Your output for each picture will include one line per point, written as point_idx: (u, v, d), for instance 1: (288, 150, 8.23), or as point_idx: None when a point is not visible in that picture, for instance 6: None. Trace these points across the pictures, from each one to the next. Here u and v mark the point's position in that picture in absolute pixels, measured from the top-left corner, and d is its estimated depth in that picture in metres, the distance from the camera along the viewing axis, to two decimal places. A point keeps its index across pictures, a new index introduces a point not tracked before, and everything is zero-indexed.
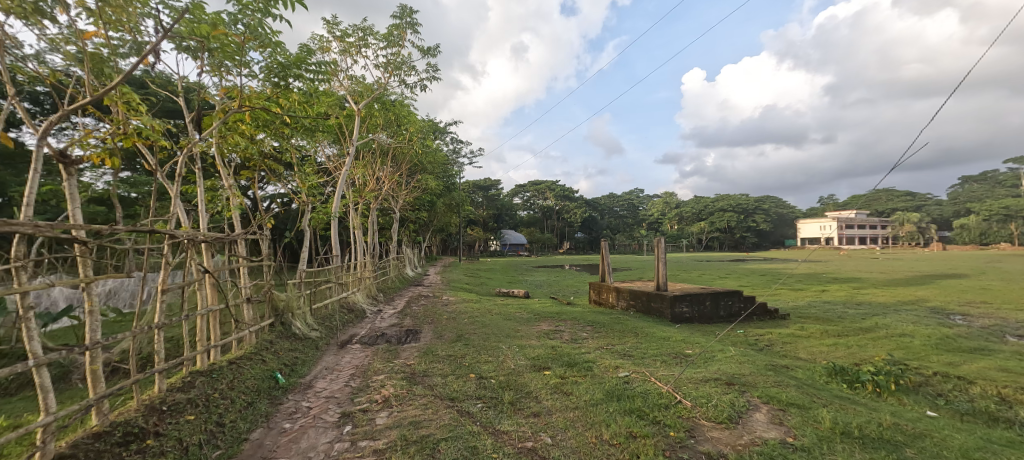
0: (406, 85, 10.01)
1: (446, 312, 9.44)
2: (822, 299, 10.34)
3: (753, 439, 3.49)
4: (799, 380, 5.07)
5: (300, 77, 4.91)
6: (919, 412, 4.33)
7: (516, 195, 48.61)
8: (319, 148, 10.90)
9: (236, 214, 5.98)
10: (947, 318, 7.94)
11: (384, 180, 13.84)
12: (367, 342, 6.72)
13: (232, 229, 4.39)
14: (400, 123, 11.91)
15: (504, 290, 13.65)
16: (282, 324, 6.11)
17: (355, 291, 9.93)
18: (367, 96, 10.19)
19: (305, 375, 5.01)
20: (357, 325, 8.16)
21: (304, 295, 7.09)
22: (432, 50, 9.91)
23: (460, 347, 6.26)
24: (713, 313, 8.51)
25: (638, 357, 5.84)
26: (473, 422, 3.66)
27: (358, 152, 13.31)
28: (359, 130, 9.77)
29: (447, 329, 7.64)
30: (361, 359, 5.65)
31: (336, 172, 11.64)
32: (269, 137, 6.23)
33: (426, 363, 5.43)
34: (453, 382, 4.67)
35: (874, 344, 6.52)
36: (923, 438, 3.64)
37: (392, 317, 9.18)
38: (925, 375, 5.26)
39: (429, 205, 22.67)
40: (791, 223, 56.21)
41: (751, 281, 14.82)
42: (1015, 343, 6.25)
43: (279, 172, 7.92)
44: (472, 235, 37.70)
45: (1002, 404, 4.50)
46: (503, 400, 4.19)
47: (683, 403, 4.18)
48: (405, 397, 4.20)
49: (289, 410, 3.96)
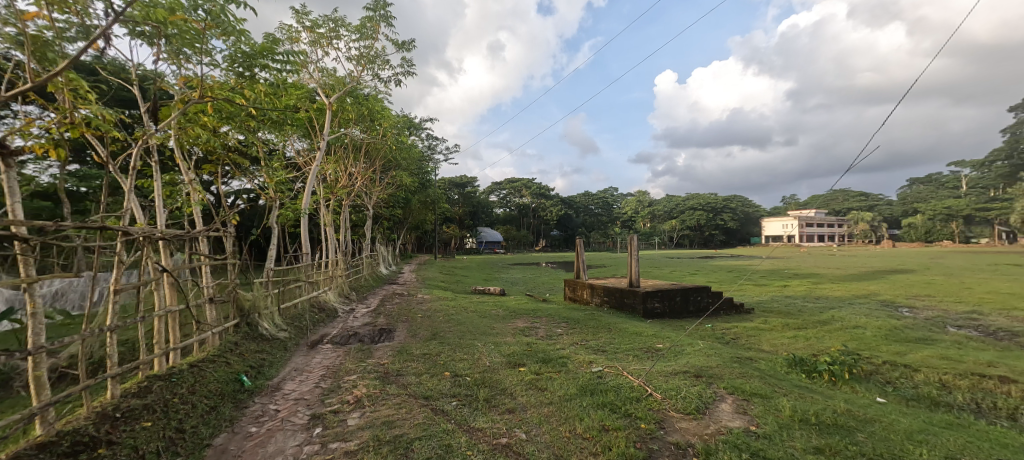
0: (380, 79, 9.93)
1: (420, 311, 9.43)
2: (784, 294, 10.84)
3: (719, 428, 3.68)
4: (761, 371, 5.34)
5: (267, 67, 4.84)
6: (869, 398, 4.64)
7: (492, 193, 48.59)
8: (289, 142, 10.65)
9: (196, 210, 5.78)
10: (896, 310, 8.49)
11: (357, 176, 13.64)
12: (339, 341, 6.65)
13: (192, 226, 4.26)
14: (374, 118, 11.78)
15: (480, 288, 13.66)
16: (249, 325, 5.98)
17: (327, 289, 9.78)
18: (338, 90, 10.04)
19: (274, 376, 4.95)
20: (328, 325, 8.06)
21: (273, 294, 6.96)
22: (406, 44, 9.84)
23: (435, 345, 6.28)
24: (683, 308, 8.81)
25: (611, 352, 6.01)
26: (448, 420, 3.71)
27: (330, 147, 13.07)
28: (330, 124, 9.59)
29: (422, 327, 7.63)
30: (333, 360, 5.61)
31: (306, 167, 11.39)
32: (233, 130, 6.06)
33: (400, 362, 5.43)
34: (426, 381, 4.71)
35: (831, 336, 6.91)
36: (873, 423, 3.92)
37: (366, 316, 9.09)
38: (875, 364, 5.63)
39: (404, 202, 22.47)
40: (757, 222, 58.48)
41: (718, 277, 15.40)
42: (955, 333, 6.75)
43: (245, 167, 7.71)
44: (447, 233, 37.55)
45: (943, 390, 4.87)
46: (477, 397, 4.26)
47: (654, 396, 4.34)
48: (378, 396, 4.21)
49: (256, 413, 3.91)
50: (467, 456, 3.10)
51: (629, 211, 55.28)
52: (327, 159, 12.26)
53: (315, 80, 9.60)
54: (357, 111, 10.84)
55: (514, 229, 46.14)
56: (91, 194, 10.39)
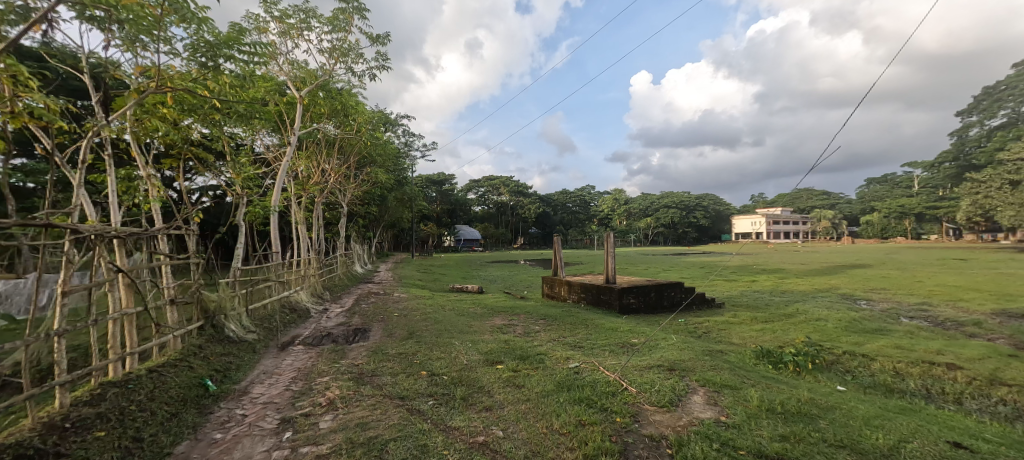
0: (354, 72, 9.79)
1: (397, 310, 9.38)
2: (753, 289, 11.27)
3: (691, 420, 3.84)
4: (730, 363, 5.57)
5: (232, 58, 4.72)
6: (830, 387, 4.91)
7: (470, 190, 48.43)
8: (257, 136, 10.38)
9: (156, 207, 5.61)
10: (854, 303, 8.97)
11: (330, 172, 13.40)
12: (311, 342, 6.58)
13: (149, 225, 4.14)
14: (348, 113, 11.62)
15: (457, 286, 13.65)
16: (214, 327, 5.86)
17: (298, 289, 9.62)
18: (310, 83, 9.75)
19: (241, 379, 4.85)
20: (300, 325, 7.94)
21: (240, 295, 6.81)
22: (381, 38, 9.75)
23: (411, 345, 6.29)
24: (658, 303, 9.06)
25: (588, 348, 6.15)
26: (424, 420, 3.75)
27: (302, 142, 12.81)
28: (301, 118, 9.42)
29: (398, 327, 7.60)
30: (305, 361, 5.55)
31: (275, 163, 11.13)
32: (196, 123, 5.88)
33: (376, 362, 5.44)
34: (403, 381, 4.73)
35: (796, 328, 7.25)
36: (833, 410, 4.17)
37: (340, 316, 9.00)
38: (836, 354, 5.94)
39: (380, 199, 22.20)
40: (727, 219, 60.29)
41: (691, 273, 15.87)
42: (907, 323, 7.19)
43: (210, 162, 7.50)
44: (425, 231, 37.34)
45: (897, 377, 5.19)
46: (454, 396, 4.31)
47: (629, 390, 4.49)
48: (352, 398, 4.22)
49: (221, 419, 3.83)
50: (443, 456, 3.16)
51: (605, 209, 56.10)
52: (298, 155, 12.02)
53: (285, 73, 9.38)
54: (330, 105, 10.67)
55: (492, 227, 46.15)
56: (38, 190, 9.85)
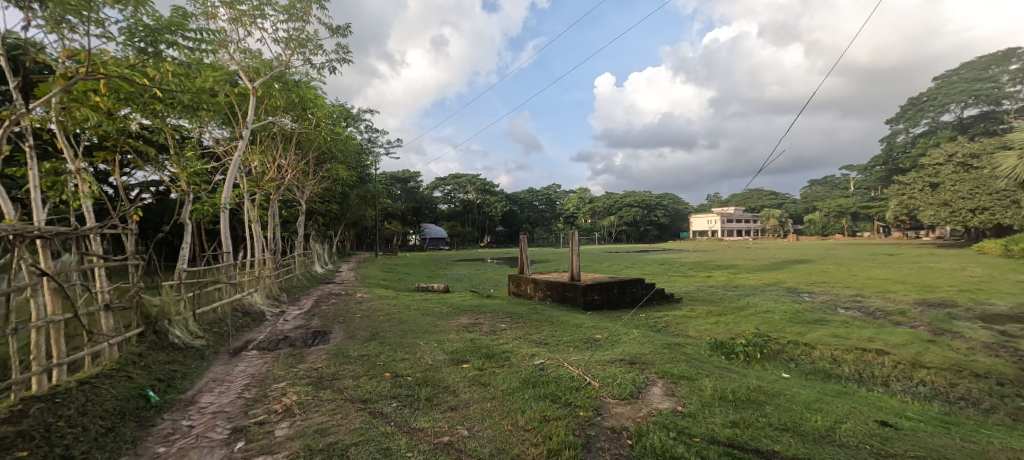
0: (312, 64, 9.54)
1: (359, 311, 9.24)
2: (708, 284, 11.86)
3: (650, 411, 4.07)
4: (687, 355, 5.89)
5: (174, 44, 4.49)
6: (776, 374, 5.30)
7: (435, 188, 47.92)
8: (205, 128, 9.89)
9: (87, 204, 5.29)
10: (798, 295, 9.63)
11: (287, 168, 12.97)
12: (266, 347, 6.41)
13: (79, 224, 3.89)
14: (306, 107, 11.30)
15: (423, 285, 13.62)
16: (156, 334, 5.61)
17: (252, 292, 9.29)
18: (264, 74, 9.31)
19: (188, 388, 4.67)
20: (254, 329, 7.69)
21: (187, 299, 6.55)
22: (341, 29, 9.57)
23: (374, 346, 6.27)
24: (620, 299, 9.39)
25: (553, 345, 6.33)
26: (387, 422, 3.78)
27: (256, 136, 12.33)
28: (254, 111, 9.06)
29: (360, 328, 7.54)
30: (259, 367, 5.42)
31: (226, 158, 10.65)
32: (135, 113, 5.56)
33: (336, 365, 5.39)
34: (365, 383, 4.73)
35: (746, 320, 7.71)
36: (778, 396, 4.52)
37: (299, 318, 8.79)
38: (782, 344, 6.38)
39: (341, 196, 21.69)
40: (685, 218, 62.76)
41: (651, 270, 16.48)
42: (843, 314, 7.82)
43: (150, 155, 7.11)
44: (390, 229, 36.76)
45: (834, 364, 5.64)
46: (419, 397, 4.36)
47: (592, 384, 4.69)
48: (310, 403, 4.18)
49: (165, 431, 3.69)
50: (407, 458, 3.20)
51: (571, 207, 57.15)
52: (252, 149, 11.57)
53: (238, 63, 8.92)
54: (286, 99, 10.36)
55: (458, 226, 45.88)
56: None
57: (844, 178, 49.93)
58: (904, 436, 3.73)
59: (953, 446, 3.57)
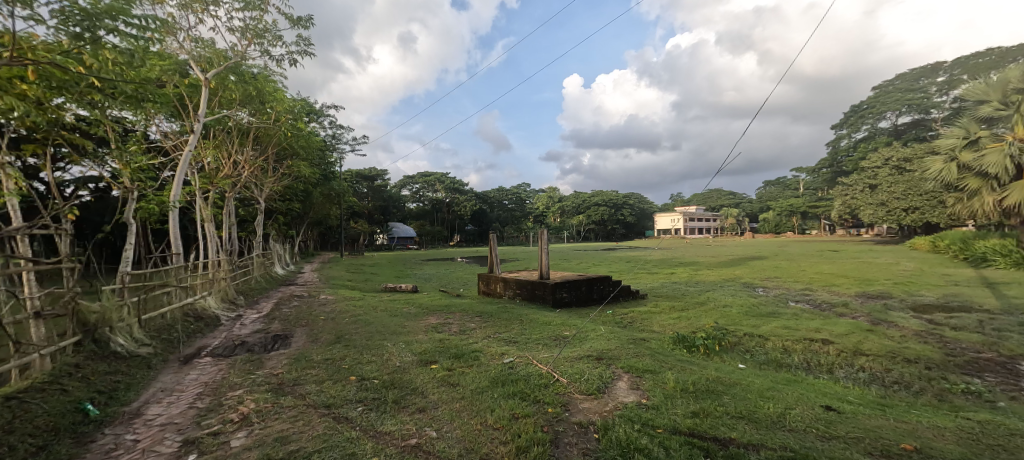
0: (271, 55, 9.25)
1: (323, 313, 9.07)
2: (671, 280, 12.32)
3: (616, 404, 4.24)
4: (651, 349, 6.14)
5: (116, 31, 4.11)
6: (733, 365, 5.61)
7: (403, 187, 47.24)
8: (151, 121, 9.38)
9: (14, 203, 4.95)
10: (753, 290, 10.16)
11: (244, 165, 12.50)
12: (222, 353, 6.19)
13: (4, 224, 3.67)
14: (264, 100, 10.94)
15: (391, 285, 13.47)
16: (96, 342, 5.33)
17: (205, 295, 8.91)
18: (217, 64, 8.87)
19: (133, 400, 4.43)
20: (208, 335, 7.39)
21: (131, 304, 6.23)
22: (302, 21, 9.35)
23: (338, 349, 6.19)
24: (588, 296, 9.63)
25: (522, 343, 6.45)
26: (352, 427, 3.76)
27: (210, 130, 11.82)
28: (207, 103, 8.58)
29: (324, 331, 7.41)
30: (213, 374, 5.23)
31: (176, 152, 10.14)
32: (70, 104, 5.16)
33: (298, 370, 5.29)
34: (329, 388, 4.67)
35: (705, 315, 8.07)
36: (734, 386, 4.80)
37: (257, 322, 8.52)
38: (739, 336, 6.74)
39: (304, 194, 21.07)
40: (650, 216, 64.62)
41: (617, 267, 16.95)
42: (793, 306, 8.33)
43: (88, 150, 6.66)
44: (356, 228, 36.05)
45: (785, 354, 6.02)
46: (387, 400, 4.37)
47: (560, 381, 4.83)
48: (269, 411, 4.09)
49: (107, 447, 3.49)
50: None
51: (540, 206, 57.79)
52: (204, 144, 11.10)
53: (188, 53, 8.36)
54: (242, 91, 9.94)
55: (426, 225, 45.42)
56: None
57: (797, 180, 52.75)
58: (845, 419, 4.05)
59: (888, 426, 3.91)
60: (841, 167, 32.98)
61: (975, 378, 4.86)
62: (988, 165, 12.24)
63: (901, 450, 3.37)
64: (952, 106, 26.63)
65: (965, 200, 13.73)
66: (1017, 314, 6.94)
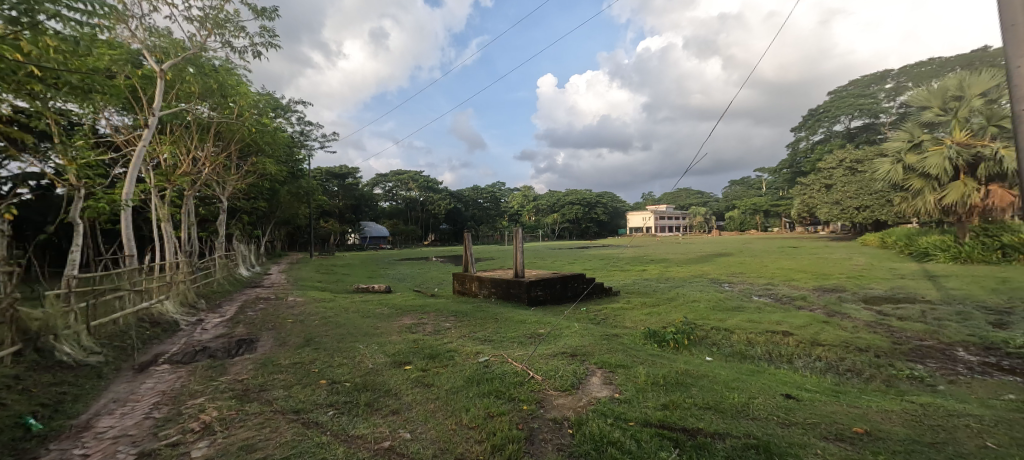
0: (232, 47, 8.97)
1: (292, 316, 8.88)
2: (643, 277, 12.65)
3: (589, 400, 4.36)
4: (623, 344, 6.32)
5: (57, 16, 3.93)
6: (700, 358, 5.84)
7: (375, 185, 46.54)
8: (100, 115, 8.93)
9: None
10: (720, 285, 10.56)
11: (204, 161, 12.06)
12: (181, 360, 5.95)
13: None
14: (226, 94, 10.59)
15: (364, 285, 13.30)
16: (38, 352, 5.07)
17: (163, 299, 8.55)
18: (174, 55, 8.54)
19: (81, 412, 4.17)
20: (166, 340, 7.11)
21: (78, 311, 5.94)
22: (266, 12, 9.12)
23: (308, 353, 6.11)
24: (563, 294, 9.79)
25: (497, 341, 6.52)
26: (323, 432, 3.71)
27: (167, 125, 11.33)
28: (163, 96, 8.18)
29: (293, 334, 7.27)
30: (171, 382, 5.02)
31: (129, 148, 9.67)
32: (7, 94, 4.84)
33: (264, 376, 5.18)
34: (298, 393, 4.61)
35: (675, 310, 8.34)
36: (702, 378, 5.01)
37: (220, 326, 8.26)
38: (706, 330, 7.00)
39: (270, 192, 20.48)
40: (623, 215, 65.91)
41: (591, 265, 17.26)
42: (757, 300, 8.73)
43: (30, 144, 6.26)
44: (327, 228, 35.30)
45: (749, 346, 6.29)
46: (359, 403, 4.35)
47: (535, 378, 4.92)
48: (234, 419, 3.98)
49: None
50: None
51: (515, 205, 58.06)
52: (160, 139, 10.63)
53: (142, 42, 7.99)
54: (202, 84, 9.55)
55: (399, 224, 44.91)
56: None
57: (761, 180, 54.87)
58: (803, 406, 4.30)
59: (841, 411, 4.18)
60: (800, 168, 34.58)
61: (919, 364, 5.22)
62: (929, 167, 13.11)
63: (853, 433, 3.61)
64: (899, 111, 28.33)
65: (910, 199, 14.64)
66: (955, 304, 7.51)
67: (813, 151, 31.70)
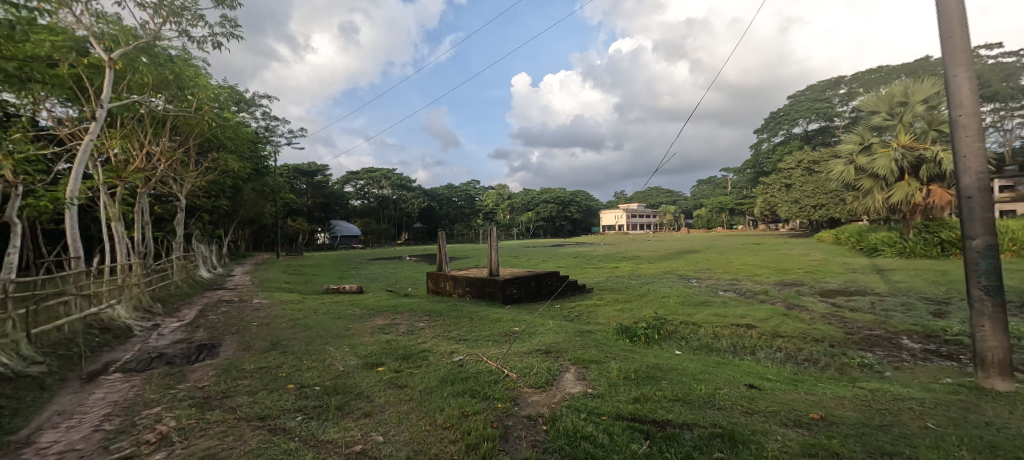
0: (190, 36, 8.63)
1: (257, 319, 8.65)
2: (615, 274, 12.93)
3: (563, 396, 4.47)
4: (596, 340, 6.48)
5: None
6: (670, 352, 6.06)
7: (346, 183, 45.61)
8: (39, 105, 8.39)
9: None
10: (688, 281, 10.91)
11: (159, 157, 11.52)
12: (135, 368, 5.71)
13: None
14: (183, 86, 10.17)
15: (335, 285, 13.05)
16: None
17: (114, 304, 8.16)
18: (125, 43, 8.11)
19: (21, 427, 3.95)
20: (118, 347, 6.80)
21: (16, 318, 5.60)
22: (227, 2, 8.82)
23: (274, 357, 5.98)
24: (537, 292, 9.91)
25: (472, 340, 6.56)
26: (291, 438, 3.64)
27: (119, 119, 10.77)
28: (112, 87, 7.75)
29: (258, 338, 7.09)
30: (124, 392, 4.82)
31: (75, 142, 9.14)
32: None
33: (226, 382, 5.04)
34: (264, 399, 4.50)
35: (645, 305, 8.59)
36: (672, 370, 5.21)
37: (178, 331, 7.95)
38: (676, 325, 7.25)
39: (232, 190, 19.77)
40: (596, 213, 66.92)
41: (565, 263, 17.48)
42: (722, 295, 9.08)
43: None
44: (295, 227, 34.36)
45: (715, 339, 6.56)
46: (329, 407, 4.31)
47: (510, 376, 5.00)
48: (194, 427, 3.83)
49: None
50: None
51: (490, 203, 57.99)
52: (109, 133, 10.08)
53: (88, 29, 7.57)
54: (157, 75, 9.13)
55: (371, 222, 44.18)
56: None
57: (728, 180, 56.76)
58: (765, 395, 4.53)
59: (799, 399, 4.43)
60: (763, 168, 35.97)
61: (868, 352, 5.58)
62: (878, 168, 13.92)
63: (810, 419, 3.84)
64: (852, 115, 29.88)
65: (860, 198, 15.48)
66: (900, 295, 8.06)
67: (775, 152, 33.01)
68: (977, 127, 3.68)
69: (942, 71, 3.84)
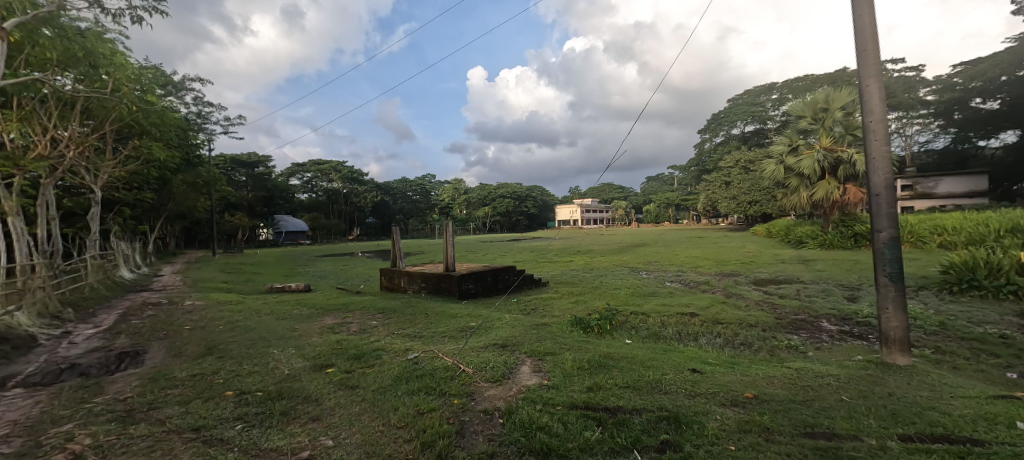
0: (105, 10, 7.89)
1: (188, 322, 8.15)
2: (570, 268, 13.28)
3: (519, 388, 4.62)
4: (551, 332, 6.69)
5: None
6: (621, 341, 6.37)
7: (292, 176, 43.63)
8: None
9: None
10: (638, 273, 11.42)
11: (71, 145, 10.48)
12: (40, 382, 5.26)
13: None
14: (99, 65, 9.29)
15: (281, 284, 12.53)
16: None
17: (14, 311, 7.41)
18: (23, 14, 7.27)
19: None
20: (20, 359, 6.19)
21: None
22: None
23: (210, 363, 5.71)
24: (494, 286, 10.03)
25: (428, 337, 6.56)
26: (229, 450, 3.53)
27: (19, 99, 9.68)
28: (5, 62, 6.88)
29: (190, 343, 6.73)
30: (26, 410, 4.43)
31: None
32: None
33: (154, 393, 4.77)
34: (197, 409, 4.32)
35: (598, 298, 8.92)
36: (624, 359, 5.50)
37: (95, 339, 7.36)
38: (626, 315, 7.61)
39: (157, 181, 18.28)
40: (552, 208, 67.97)
41: (522, 257, 17.69)
42: (668, 286, 9.59)
43: None
44: (235, 222, 32.45)
45: (662, 328, 6.94)
46: (273, 413, 4.20)
47: (465, 371, 5.09)
48: (114, 444, 3.61)
49: None
50: None
51: (446, 198, 57.39)
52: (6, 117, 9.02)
53: None
54: (63, 51, 8.23)
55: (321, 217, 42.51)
56: None
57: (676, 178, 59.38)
58: (705, 378, 4.90)
59: (735, 380, 4.82)
60: (705, 167, 38.03)
61: (795, 335, 6.12)
62: (804, 168, 15.14)
63: (744, 398, 4.21)
64: (781, 119, 32.31)
65: (789, 194, 16.74)
66: (821, 283, 8.89)
67: (717, 151, 34.92)
68: (883, 134, 4.15)
69: (857, 82, 4.28)
